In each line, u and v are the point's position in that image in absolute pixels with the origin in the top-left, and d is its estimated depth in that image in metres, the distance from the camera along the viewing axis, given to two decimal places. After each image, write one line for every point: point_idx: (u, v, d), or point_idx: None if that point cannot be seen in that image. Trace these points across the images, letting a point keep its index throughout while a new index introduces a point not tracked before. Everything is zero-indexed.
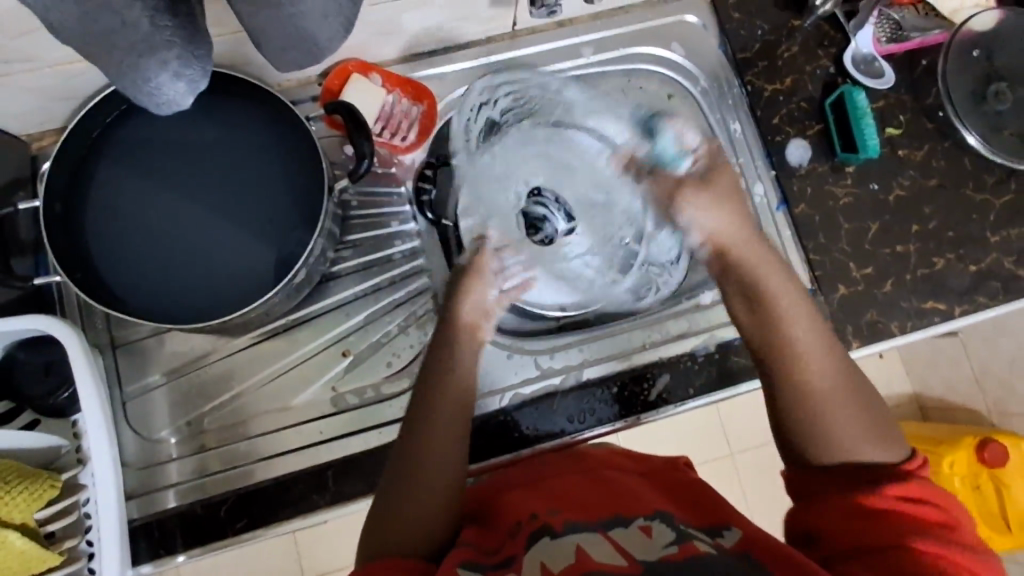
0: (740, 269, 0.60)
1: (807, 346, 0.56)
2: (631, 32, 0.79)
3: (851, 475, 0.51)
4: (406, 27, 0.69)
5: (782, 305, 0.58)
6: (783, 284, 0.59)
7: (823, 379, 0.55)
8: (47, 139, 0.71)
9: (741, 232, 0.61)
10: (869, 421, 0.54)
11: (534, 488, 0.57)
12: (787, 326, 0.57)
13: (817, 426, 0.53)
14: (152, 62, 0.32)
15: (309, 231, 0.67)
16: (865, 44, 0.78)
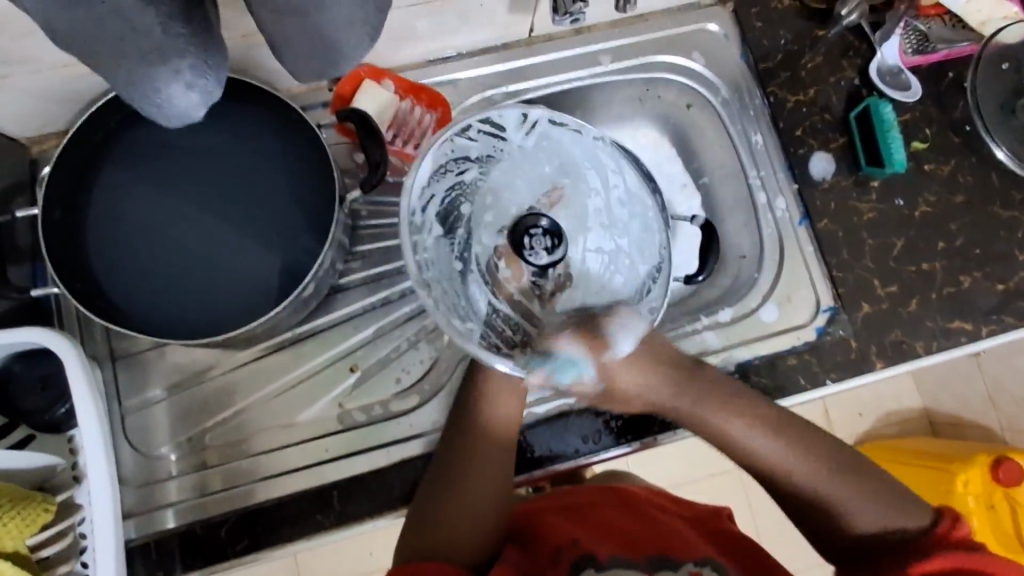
0: (697, 419, 0.61)
1: (790, 470, 0.58)
2: (651, 40, 0.77)
3: (881, 552, 0.54)
4: (421, 32, 0.67)
5: (754, 441, 0.59)
6: (745, 422, 0.60)
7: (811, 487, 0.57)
8: (48, 142, 0.69)
9: (665, 390, 0.61)
10: (886, 497, 0.56)
11: (574, 513, 0.59)
12: (763, 462, 0.59)
13: (834, 524, 0.57)
14: (165, 71, 0.30)
15: (318, 241, 0.65)
16: (891, 56, 0.76)
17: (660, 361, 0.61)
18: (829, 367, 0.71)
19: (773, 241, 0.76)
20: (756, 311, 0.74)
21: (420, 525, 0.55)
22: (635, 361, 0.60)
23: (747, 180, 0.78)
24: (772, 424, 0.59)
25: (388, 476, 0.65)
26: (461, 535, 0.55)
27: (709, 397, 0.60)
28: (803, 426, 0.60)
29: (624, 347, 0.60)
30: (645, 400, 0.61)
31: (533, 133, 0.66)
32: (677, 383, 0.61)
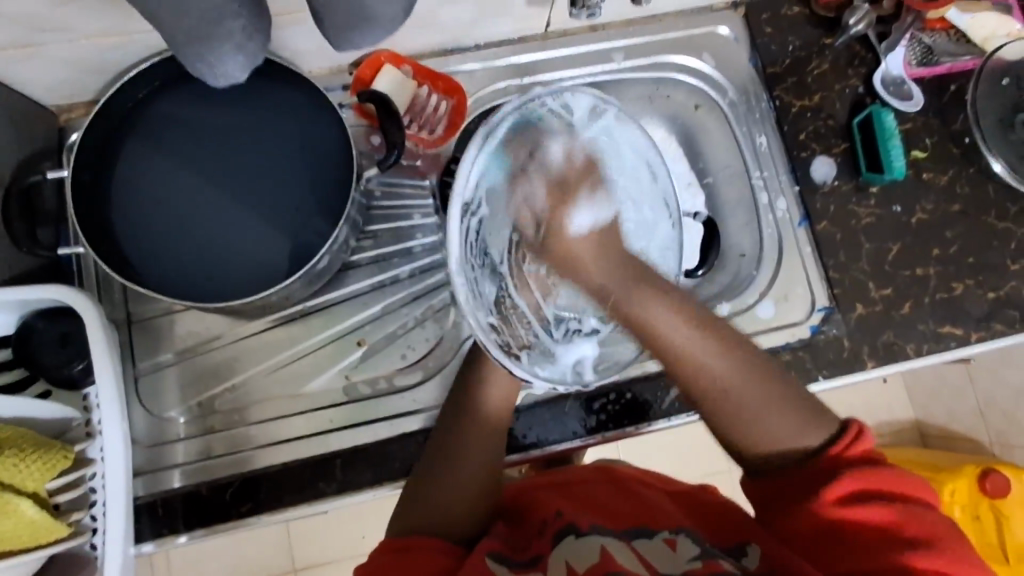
0: (627, 307, 0.58)
1: (693, 349, 0.54)
2: (663, 40, 0.79)
3: (787, 475, 0.51)
4: (441, 21, 0.70)
5: (678, 332, 0.55)
6: (669, 310, 0.56)
7: (722, 380, 0.54)
8: (76, 112, 0.71)
9: (618, 278, 0.60)
10: (789, 411, 0.53)
11: (562, 489, 0.60)
12: (671, 338, 0.55)
13: (739, 426, 0.53)
14: (222, 31, 0.34)
15: (333, 217, 0.68)
16: (895, 67, 0.78)
17: (612, 248, 0.63)
18: (821, 364, 0.73)
19: (773, 241, 0.78)
20: (752, 307, 0.76)
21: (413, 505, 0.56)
22: (584, 242, 0.62)
23: (750, 180, 0.80)
24: (700, 324, 0.55)
25: (389, 448, 0.67)
26: (453, 511, 0.56)
27: (631, 287, 0.59)
28: (721, 326, 0.56)
29: (579, 224, 0.63)
30: (592, 282, 0.61)
31: (598, 123, 0.67)
32: (607, 291, 0.60)
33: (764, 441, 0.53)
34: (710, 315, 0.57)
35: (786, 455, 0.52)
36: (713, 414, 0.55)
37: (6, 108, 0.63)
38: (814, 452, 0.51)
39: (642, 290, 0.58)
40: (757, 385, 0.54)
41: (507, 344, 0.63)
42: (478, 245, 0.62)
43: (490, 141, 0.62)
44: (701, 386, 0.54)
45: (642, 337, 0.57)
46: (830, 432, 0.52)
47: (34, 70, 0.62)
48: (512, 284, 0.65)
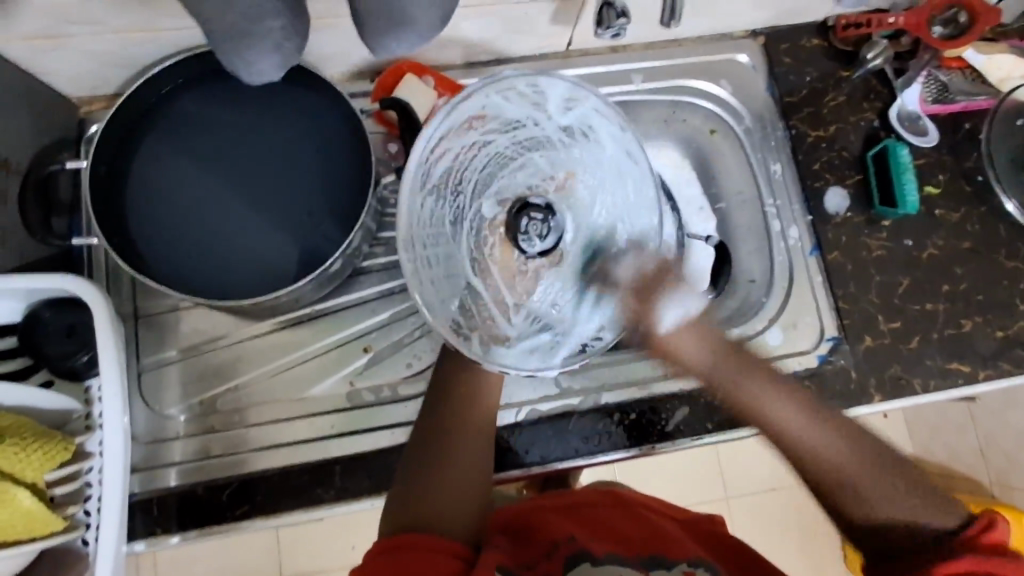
0: (732, 388, 0.56)
1: (822, 445, 0.54)
2: (682, 64, 0.80)
3: (902, 549, 0.51)
4: (464, 34, 0.70)
5: (797, 421, 0.54)
6: (793, 404, 0.55)
7: (849, 471, 0.53)
8: (96, 104, 0.72)
9: (723, 366, 0.55)
10: (920, 491, 0.53)
11: (570, 511, 0.59)
12: (796, 437, 0.54)
13: (852, 504, 0.53)
14: (261, 30, 0.35)
15: (346, 222, 0.68)
16: (911, 102, 0.79)
17: (710, 337, 0.55)
18: (828, 395, 0.72)
19: (783, 269, 0.78)
20: (761, 334, 0.75)
21: (404, 505, 0.52)
22: (691, 333, 0.55)
23: (762, 207, 0.79)
24: (825, 416, 0.54)
25: (389, 457, 0.66)
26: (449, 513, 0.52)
27: (734, 367, 0.55)
28: (835, 415, 0.55)
29: (624, 266, 0.60)
30: (697, 369, 0.56)
31: (572, 114, 0.63)
32: (716, 377, 0.56)
33: (886, 517, 0.52)
34: (800, 406, 0.55)
35: (917, 531, 0.51)
36: (833, 501, 0.54)
37: (28, 97, 0.63)
38: (938, 534, 0.51)
39: (761, 376, 0.55)
40: (873, 466, 0.53)
41: (467, 322, 0.62)
42: (436, 219, 0.62)
43: (444, 124, 0.60)
44: (825, 474, 0.54)
45: (761, 428, 0.56)
46: (955, 521, 0.51)
47: (60, 60, 0.63)
48: (470, 270, 0.64)
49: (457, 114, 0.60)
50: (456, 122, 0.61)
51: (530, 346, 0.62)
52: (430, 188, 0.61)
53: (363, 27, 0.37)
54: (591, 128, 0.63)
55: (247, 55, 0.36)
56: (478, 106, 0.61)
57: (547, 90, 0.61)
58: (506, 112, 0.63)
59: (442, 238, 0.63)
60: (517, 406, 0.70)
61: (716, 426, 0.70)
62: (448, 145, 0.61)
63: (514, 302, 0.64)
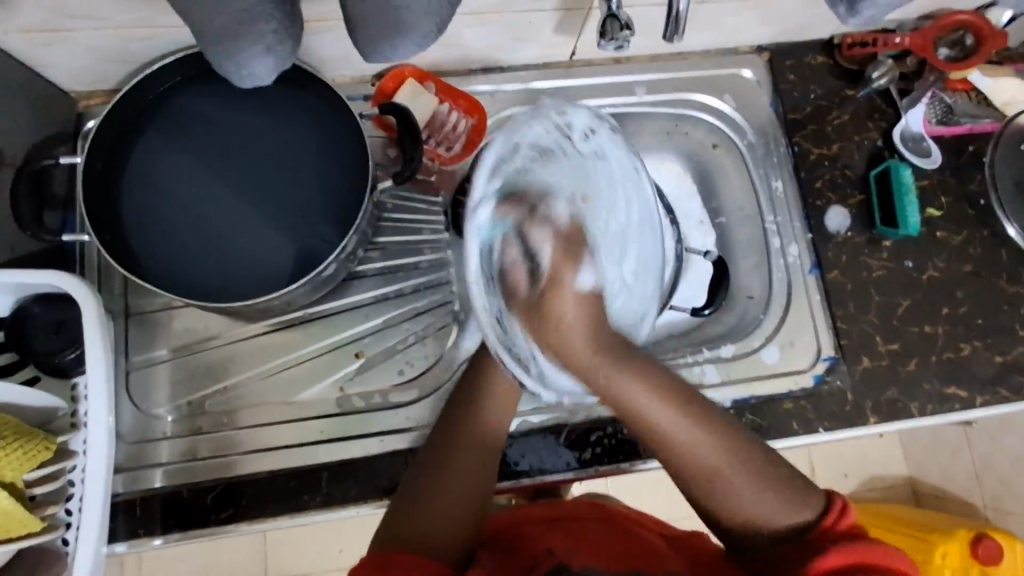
0: (610, 387, 0.55)
1: (682, 442, 0.53)
2: (686, 77, 0.80)
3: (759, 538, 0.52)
4: (468, 41, 0.70)
5: (659, 415, 0.54)
6: (653, 393, 0.54)
7: (705, 457, 0.53)
8: (95, 99, 0.71)
9: (586, 357, 0.55)
10: (781, 489, 0.52)
11: (554, 524, 0.59)
12: (668, 438, 0.54)
13: (719, 496, 0.52)
14: (253, 30, 0.34)
15: (344, 225, 0.67)
16: (915, 123, 0.78)
17: (601, 320, 0.56)
18: (823, 416, 0.71)
19: (782, 286, 0.77)
20: (758, 351, 0.74)
21: (406, 512, 0.53)
22: (579, 306, 0.56)
23: (763, 224, 0.79)
24: (686, 407, 0.54)
25: (377, 465, 0.66)
26: (441, 532, 0.53)
27: (610, 361, 0.55)
28: (704, 405, 0.55)
29: (583, 282, 0.56)
30: (577, 361, 0.55)
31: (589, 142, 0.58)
32: (591, 369, 0.55)
33: (740, 514, 0.52)
34: (655, 381, 0.54)
35: (775, 532, 0.51)
36: (699, 491, 0.54)
37: (25, 89, 0.63)
38: (791, 528, 0.51)
39: (628, 377, 0.54)
40: (747, 469, 0.52)
41: (507, 351, 0.55)
42: (494, 257, 0.54)
43: (491, 172, 0.52)
44: (692, 470, 0.53)
45: (619, 413, 0.56)
46: (810, 512, 0.51)
47: (59, 54, 0.62)
48: (519, 310, 0.56)
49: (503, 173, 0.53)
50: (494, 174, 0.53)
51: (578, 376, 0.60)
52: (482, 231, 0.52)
53: (360, 34, 0.37)
54: (606, 155, 0.59)
55: (243, 57, 0.36)
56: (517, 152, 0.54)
57: (575, 119, 0.56)
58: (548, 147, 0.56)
59: (489, 288, 0.54)
60: (508, 417, 0.69)
61: None
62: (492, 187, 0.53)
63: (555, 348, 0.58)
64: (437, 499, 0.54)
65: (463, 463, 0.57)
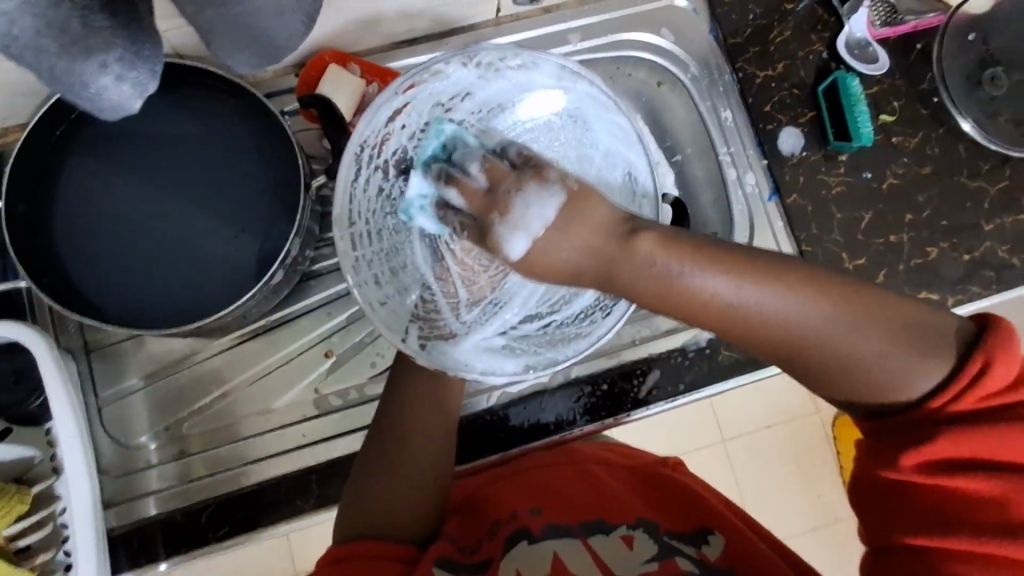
0: (630, 287, 0.42)
1: (761, 315, 0.41)
2: (620, 17, 0.77)
3: (904, 417, 0.43)
4: (384, 16, 0.67)
5: (737, 291, 0.41)
6: (718, 272, 0.41)
7: (802, 321, 0.42)
8: (11, 136, 0.68)
9: (600, 261, 0.41)
10: (899, 337, 0.42)
11: (517, 480, 0.60)
12: (718, 304, 0.41)
13: (848, 381, 0.43)
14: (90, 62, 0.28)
15: (287, 227, 0.65)
16: (859, 29, 0.76)
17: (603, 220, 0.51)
18: None
19: (744, 217, 0.76)
20: None
21: (352, 508, 0.52)
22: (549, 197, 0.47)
23: (717, 156, 0.77)
24: (745, 274, 0.41)
25: None
26: (396, 518, 0.52)
27: (628, 257, 0.41)
28: (757, 260, 0.42)
29: None
30: (588, 275, 0.42)
31: (519, 80, 0.62)
32: (602, 258, 0.41)
33: (881, 389, 0.43)
34: (721, 248, 0.42)
35: (904, 395, 0.43)
36: (817, 373, 0.44)
37: None
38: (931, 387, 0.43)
39: (642, 271, 0.41)
40: (836, 317, 0.42)
41: (426, 307, 0.62)
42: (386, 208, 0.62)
43: (385, 111, 0.58)
44: (819, 357, 0.43)
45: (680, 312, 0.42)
46: (946, 360, 0.43)
47: None
48: (430, 266, 0.63)
49: (408, 121, 0.61)
50: (404, 127, 0.61)
51: (491, 345, 0.61)
52: (370, 177, 0.60)
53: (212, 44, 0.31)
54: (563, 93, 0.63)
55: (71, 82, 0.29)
56: (424, 98, 0.61)
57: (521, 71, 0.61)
58: (470, 88, 0.62)
59: (385, 234, 0.62)
60: (487, 391, 0.69)
61: (690, 386, 0.70)
62: (400, 139, 0.61)
63: (467, 297, 0.63)
64: (389, 485, 0.52)
65: (412, 438, 0.54)
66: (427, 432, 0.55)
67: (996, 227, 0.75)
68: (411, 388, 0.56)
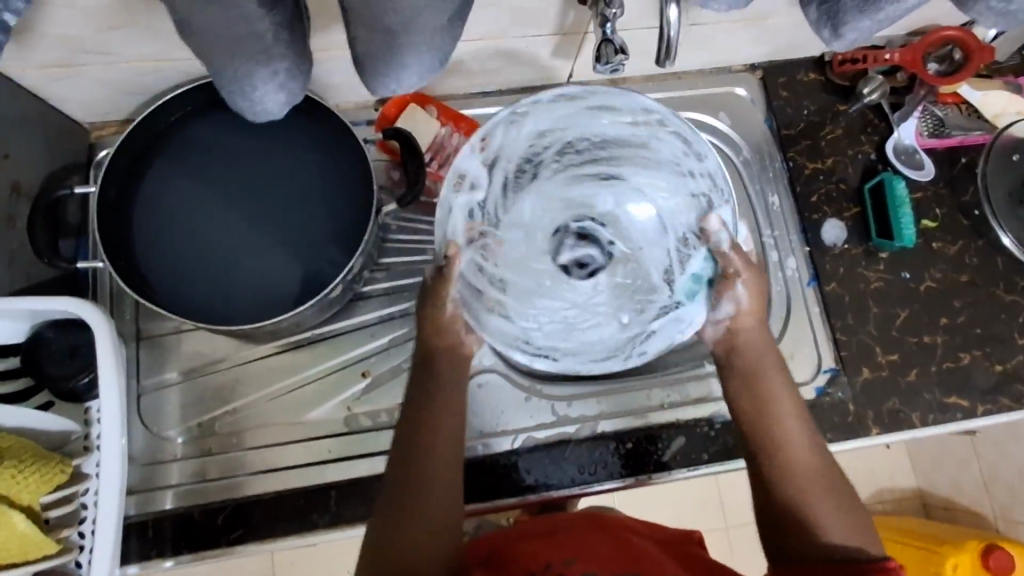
0: (755, 381, 0.62)
1: (794, 444, 0.59)
2: (682, 97, 0.82)
3: (824, 561, 0.53)
4: (468, 67, 0.72)
5: (788, 413, 0.60)
6: (788, 391, 0.62)
7: (809, 459, 0.58)
8: (107, 129, 0.73)
9: (755, 321, 0.64)
10: (853, 510, 0.56)
11: (546, 537, 0.59)
12: (783, 428, 0.59)
13: (808, 523, 0.55)
14: (265, 70, 0.35)
15: (347, 248, 0.69)
16: (907, 136, 0.80)
17: (760, 312, 0.65)
18: (826, 427, 0.72)
19: (782, 298, 0.77)
20: None
21: (384, 533, 0.53)
22: (751, 290, 0.64)
23: (760, 239, 0.79)
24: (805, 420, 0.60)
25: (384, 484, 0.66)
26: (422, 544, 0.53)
27: (770, 360, 0.63)
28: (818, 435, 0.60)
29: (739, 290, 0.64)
30: (743, 333, 0.64)
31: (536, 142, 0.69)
32: (743, 337, 0.64)
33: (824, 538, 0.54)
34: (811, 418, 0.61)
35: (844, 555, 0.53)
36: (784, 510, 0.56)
37: (41, 122, 0.64)
38: (871, 557, 0.53)
39: (780, 384, 0.62)
40: (827, 477, 0.57)
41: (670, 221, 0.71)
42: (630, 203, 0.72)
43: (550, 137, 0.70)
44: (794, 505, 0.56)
45: (750, 420, 0.61)
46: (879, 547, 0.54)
47: (73, 86, 0.64)
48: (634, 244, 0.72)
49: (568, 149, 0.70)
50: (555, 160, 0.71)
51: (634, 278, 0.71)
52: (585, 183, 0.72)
53: (367, 63, 0.36)
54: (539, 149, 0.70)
55: (247, 69, 0.35)
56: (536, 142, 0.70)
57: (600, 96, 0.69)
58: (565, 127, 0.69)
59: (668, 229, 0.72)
60: (513, 433, 0.71)
61: (713, 456, 0.70)
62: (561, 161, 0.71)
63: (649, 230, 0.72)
64: (413, 510, 0.54)
65: (431, 459, 0.56)
66: (444, 454, 0.57)
67: None
68: (425, 405, 0.59)
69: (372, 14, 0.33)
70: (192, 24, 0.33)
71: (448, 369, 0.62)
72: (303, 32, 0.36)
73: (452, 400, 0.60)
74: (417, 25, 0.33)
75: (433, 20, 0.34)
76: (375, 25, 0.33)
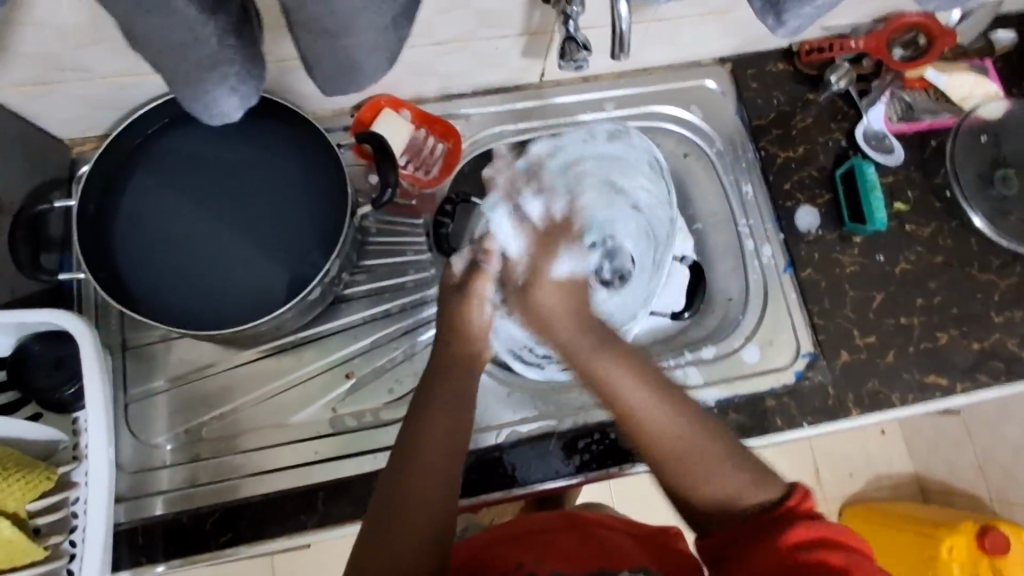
0: (589, 368, 0.61)
1: (643, 409, 0.56)
2: (654, 91, 0.83)
3: (731, 524, 0.52)
4: (440, 70, 0.73)
5: (636, 392, 0.57)
6: (625, 369, 0.59)
7: (675, 439, 0.55)
8: (88, 145, 0.74)
9: (571, 308, 0.64)
10: (737, 462, 0.54)
11: (522, 538, 0.59)
12: (619, 392, 0.58)
13: (699, 485, 0.54)
14: (215, 75, 0.37)
15: (325, 252, 0.70)
16: (876, 122, 0.81)
17: (578, 296, 0.65)
18: (807, 411, 0.73)
19: (759, 286, 0.79)
20: (738, 351, 0.76)
21: (378, 525, 0.53)
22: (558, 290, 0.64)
23: (736, 228, 0.81)
24: (660, 386, 0.58)
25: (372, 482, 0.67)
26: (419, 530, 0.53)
27: (587, 342, 0.62)
28: (671, 387, 0.58)
29: (560, 270, 0.65)
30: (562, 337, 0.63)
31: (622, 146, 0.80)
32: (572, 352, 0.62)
33: (712, 497, 0.53)
34: (647, 364, 0.60)
35: (740, 511, 0.52)
36: (675, 479, 0.55)
37: (20, 140, 0.66)
38: (765, 505, 0.51)
39: (604, 353, 0.60)
40: (700, 444, 0.55)
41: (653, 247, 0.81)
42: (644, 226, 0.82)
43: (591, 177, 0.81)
44: (679, 478, 0.54)
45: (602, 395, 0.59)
46: (776, 491, 0.52)
47: (51, 104, 0.66)
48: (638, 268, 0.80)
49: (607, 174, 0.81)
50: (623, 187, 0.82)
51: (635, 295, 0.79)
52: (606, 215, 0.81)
53: (312, 67, 0.37)
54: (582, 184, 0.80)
55: (198, 74, 0.36)
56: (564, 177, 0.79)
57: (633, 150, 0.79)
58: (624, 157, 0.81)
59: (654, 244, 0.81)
60: (497, 429, 0.71)
61: None
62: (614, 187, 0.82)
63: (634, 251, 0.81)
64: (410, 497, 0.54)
65: (428, 453, 0.56)
66: (441, 449, 0.57)
67: (1006, 319, 0.77)
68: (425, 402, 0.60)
69: (310, 21, 0.34)
70: (135, 35, 0.34)
71: (459, 377, 0.62)
72: (253, 35, 0.37)
73: (460, 392, 0.61)
74: (355, 28, 0.35)
75: (374, 21, 0.35)
76: (315, 32, 0.35)
